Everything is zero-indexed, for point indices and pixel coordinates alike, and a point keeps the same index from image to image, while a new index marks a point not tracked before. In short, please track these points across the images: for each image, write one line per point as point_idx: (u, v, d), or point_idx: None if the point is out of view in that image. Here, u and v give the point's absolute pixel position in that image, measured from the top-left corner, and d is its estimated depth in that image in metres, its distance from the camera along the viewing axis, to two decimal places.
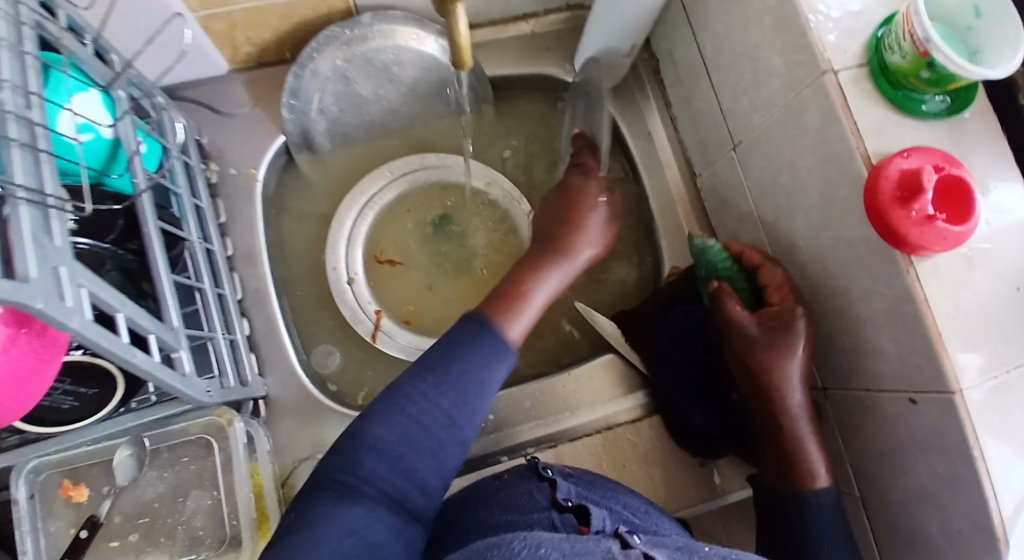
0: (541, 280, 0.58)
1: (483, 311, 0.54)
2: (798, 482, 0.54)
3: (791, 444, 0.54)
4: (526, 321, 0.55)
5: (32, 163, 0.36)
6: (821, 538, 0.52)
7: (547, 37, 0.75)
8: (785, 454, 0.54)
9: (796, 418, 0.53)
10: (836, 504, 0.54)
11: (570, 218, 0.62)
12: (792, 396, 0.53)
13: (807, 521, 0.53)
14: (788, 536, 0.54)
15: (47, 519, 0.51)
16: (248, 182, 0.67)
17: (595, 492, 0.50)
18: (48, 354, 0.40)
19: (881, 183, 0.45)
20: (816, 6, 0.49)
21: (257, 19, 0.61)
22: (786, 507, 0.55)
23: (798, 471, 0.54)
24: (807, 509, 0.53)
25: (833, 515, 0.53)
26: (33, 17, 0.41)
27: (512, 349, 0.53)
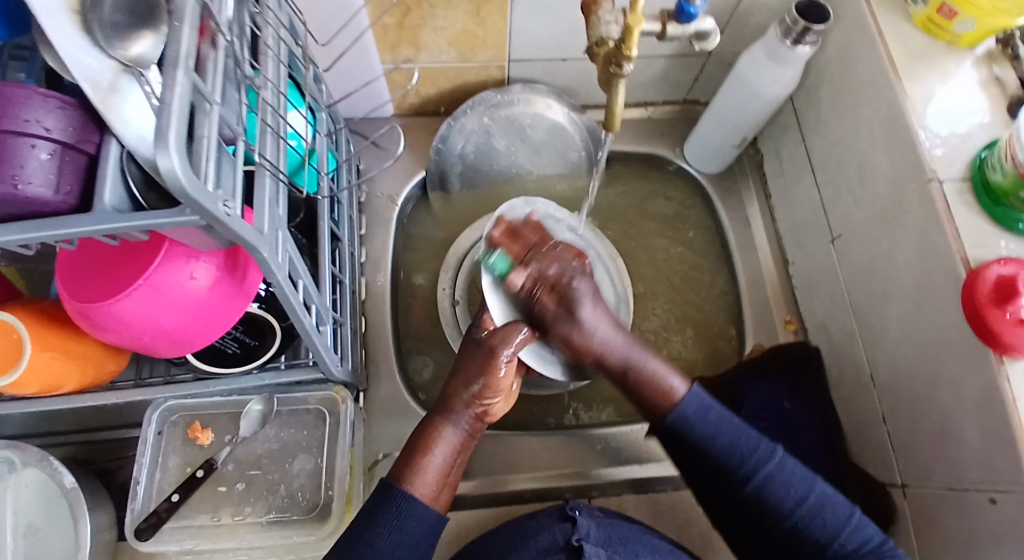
0: (436, 442, 0.55)
1: (391, 474, 0.53)
2: (662, 407, 0.55)
3: (629, 367, 0.57)
4: (434, 476, 0.54)
5: (275, 147, 0.45)
6: (718, 444, 0.53)
7: (662, 123, 0.85)
8: (636, 380, 0.56)
9: (624, 353, 0.57)
10: (706, 400, 0.54)
11: (471, 375, 0.57)
12: (603, 337, 0.57)
13: (701, 439, 0.53)
14: (716, 474, 0.54)
15: (167, 455, 0.58)
16: (389, 206, 0.77)
17: (614, 537, 0.54)
18: (235, 302, 0.48)
19: (977, 284, 0.49)
20: (926, 124, 0.55)
21: (430, 75, 0.74)
22: (679, 439, 0.55)
23: (655, 394, 0.55)
24: (691, 426, 0.54)
25: (706, 408, 0.54)
26: (288, 40, 0.51)
27: (428, 508, 0.52)
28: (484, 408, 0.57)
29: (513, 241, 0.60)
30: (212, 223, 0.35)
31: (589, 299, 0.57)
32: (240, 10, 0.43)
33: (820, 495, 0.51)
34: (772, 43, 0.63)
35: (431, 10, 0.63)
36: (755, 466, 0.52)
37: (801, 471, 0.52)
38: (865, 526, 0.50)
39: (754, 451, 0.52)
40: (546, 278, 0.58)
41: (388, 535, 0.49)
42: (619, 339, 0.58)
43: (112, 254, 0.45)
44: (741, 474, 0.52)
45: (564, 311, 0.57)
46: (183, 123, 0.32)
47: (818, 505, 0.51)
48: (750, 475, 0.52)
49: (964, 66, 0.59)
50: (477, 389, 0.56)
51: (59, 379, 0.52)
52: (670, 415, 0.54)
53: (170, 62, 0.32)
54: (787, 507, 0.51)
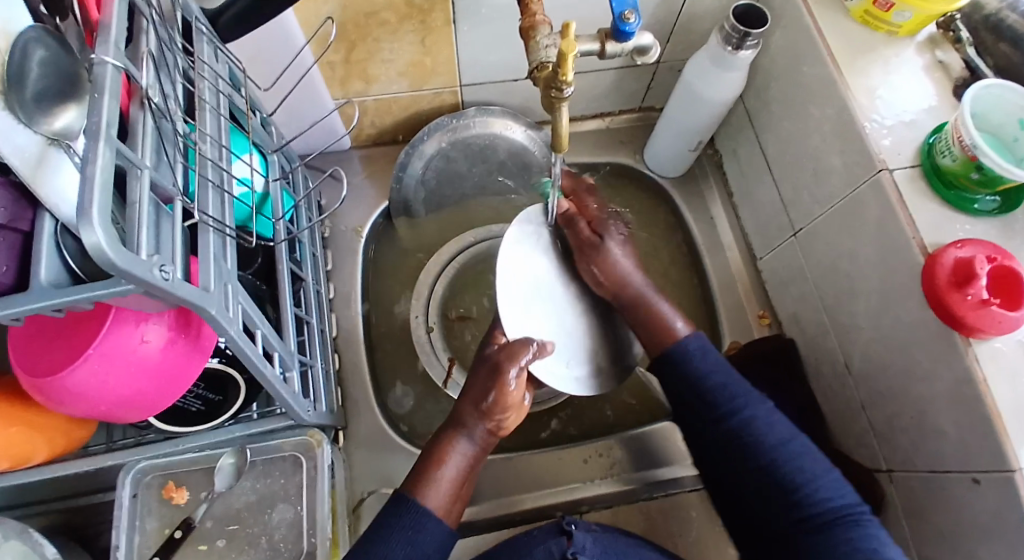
0: (449, 456, 0.54)
1: (403, 489, 0.53)
2: (665, 342, 0.57)
3: (639, 304, 0.59)
4: (448, 488, 0.53)
5: (219, 201, 0.44)
6: (712, 381, 0.54)
7: (621, 131, 0.85)
8: (642, 321, 0.59)
9: (641, 288, 0.60)
10: (705, 345, 0.56)
11: (480, 393, 0.55)
12: (626, 274, 0.60)
13: (695, 376, 0.54)
14: (701, 412, 0.54)
15: (144, 518, 0.57)
16: (355, 239, 0.77)
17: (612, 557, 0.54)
18: (195, 358, 0.47)
19: (936, 269, 0.49)
20: (871, 116, 0.56)
21: (384, 107, 0.74)
22: (675, 377, 0.56)
23: (658, 332, 0.58)
24: (690, 363, 0.55)
25: (705, 349, 0.56)
26: (226, 91, 0.50)
27: (440, 523, 0.51)
28: (496, 424, 0.56)
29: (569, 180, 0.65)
30: (150, 289, 0.34)
31: (617, 237, 0.61)
32: (169, 68, 0.42)
33: (800, 447, 0.51)
34: (715, 50, 0.64)
35: (377, 43, 0.63)
36: (741, 408, 0.52)
37: (786, 424, 0.52)
38: (840, 484, 0.49)
39: (742, 394, 0.53)
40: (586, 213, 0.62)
41: (400, 549, 0.49)
42: (637, 275, 0.60)
43: (61, 325, 0.44)
44: (723, 413, 0.53)
45: (596, 238, 0.60)
46: (106, 193, 0.31)
47: (798, 453, 0.50)
48: (735, 413, 0.52)
49: (905, 54, 0.59)
50: (488, 407, 0.55)
51: (29, 450, 0.51)
52: (670, 350, 0.56)
53: (92, 135, 0.31)
54: (767, 448, 0.50)
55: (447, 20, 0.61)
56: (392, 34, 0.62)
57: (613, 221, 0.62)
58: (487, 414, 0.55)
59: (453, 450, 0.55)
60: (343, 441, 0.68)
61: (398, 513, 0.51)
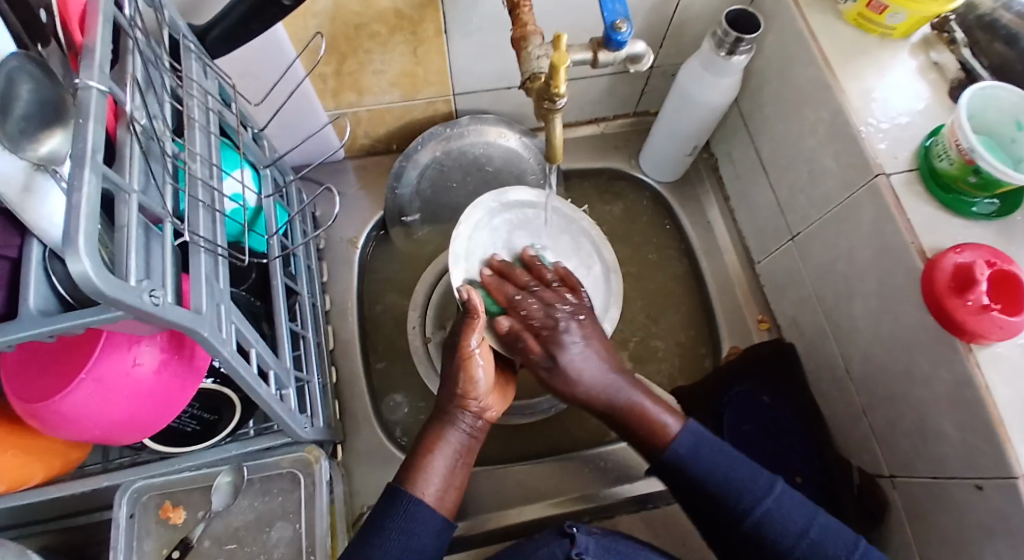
0: (437, 445, 0.54)
1: (394, 484, 0.52)
2: (656, 444, 0.54)
3: (618, 408, 0.56)
4: (437, 478, 0.53)
5: (210, 220, 0.44)
6: (716, 478, 0.52)
7: (615, 136, 0.85)
8: (629, 423, 0.55)
9: (613, 392, 0.56)
10: (700, 435, 0.54)
11: (455, 379, 0.55)
12: (591, 376, 0.56)
13: (694, 479, 0.52)
14: (710, 509, 0.52)
15: (142, 538, 0.56)
16: (350, 250, 0.76)
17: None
18: (189, 379, 0.47)
19: (935, 274, 0.49)
20: (867, 120, 0.56)
21: (376, 118, 0.74)
22: (676, 479, 0.53)
23: (646, 430, 0.55)
24: (688, 465, 0.53)
25: (701, 443, 0.54)
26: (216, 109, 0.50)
27: (434, 512, 0.51)
28: (478, 407, 0.56)
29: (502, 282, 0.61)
30: (140, 315, 0.34)
31: (575, 339, 0.57)
32: (155, 88, 0.42)
33: (822, 528, 0.49)
34: (708, 54, 0.63)
35: (369, 55, 0.62)
36: (752, 505, 0.50)
37: (800, 502, 0.51)
38: (875, 557, 0.48)
39: (750, 485, 0.51)
40: (532, 325, 0.57)
41: (397, 539, 0.49)
42: (604, 378, 0.56)
43: (54, 350, 0.43)
44: (739, 511, 0.50)
45: (551, 355, 0.56)
46: (94, 221, 0.30)
47: (819, 540, 0.49)
48: (747, 513, 0.50)
49: (901, 56, 0.59)
50: (463, 390, 0.55)
51: (26, 474, 0.50)
52: (667, 455, 0.53)
53: (77, 161, 0.31)
54: (785, 549, 0.49)
55: (438, 30, 0.61)
56: (383, 45, 0.61)
57: (563, 323, 0.57)
58: (467, 399, 0.55)
59: (440, 439, 0.54)
60: (341, 455, 0.68)
61: (396, 527, 0.50)
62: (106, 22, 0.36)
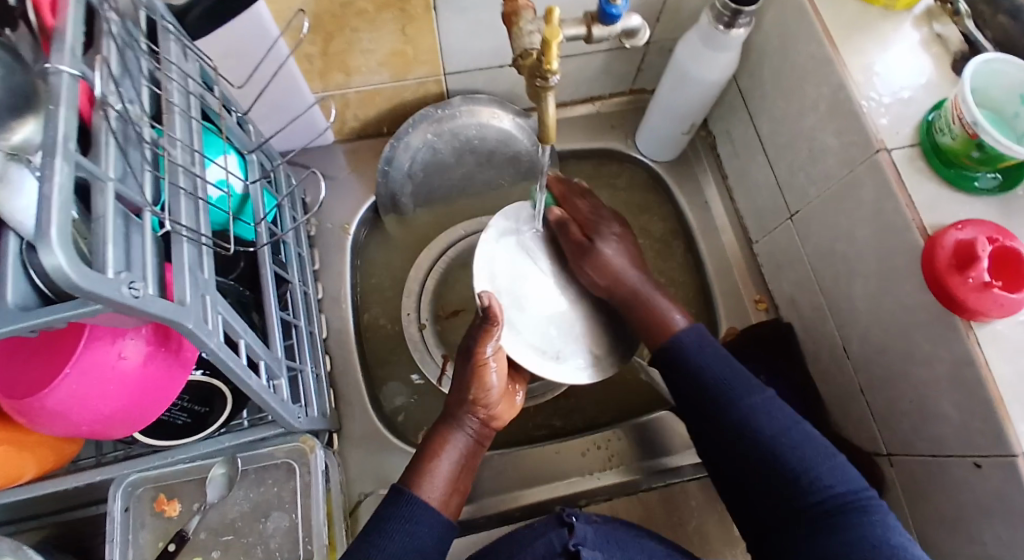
0: (444, 448, 0.54)
1: (398, 484, 0.52)
2: (659, 335, 0.58)
3: (636, 299, 0.60)
4: (443, 482, 0.52)
5: (193, 209, 0.42)
6: (710, 375, 0.55)
7: (611, 115, 0.83)
8: (637, 308, 0.60)
9: (638, 285, 0.60)
10: (704, 336, 0.57)
11: (464, 384, 0.55)
12: (625, 271, 0.61)
13: (692, 371, 0.55)
14: (700, 402, 0.55)
15: (137, 531, 0.55)
16: (341, 236, 0.75)
17: (615, 544, 0.53)
18: (178, 371, 0.46)
19: (936, 252, 0.48)
20: (869, 94, 0.54)
21: (365, 100, 0.72)
22: (675, 371, 0.57)
23: (655, 326, 0.59)
24: (689, 357, 0.56)
25: (703, 342, 0.57)
26: (197, 92, 0.48)
27: (439, 514, 0.51)
28: (487, 413, 0.56)
29: (560, 187, 0.67)
30: (121, 308, 0.33)
31: (610, 238, 0.62)
32: (131, 71, 0.40)
33: (800, 434, 0.51)
34: (705, 28, 0.61)
35: (355, 33, 0.60)
36: (740, 399, 0.53)
37: (785, 411, 0.53)
38: (847, 471, 0.49)
39: (741, 384, 0.54)
40: (578, 218, 0.64)
41: (400, 540, 0.48)
42: (633, 273, 0.61)
43: (36, 344, 0.42)
44: (728, 403, 0.53)
45: (588, 243, 0.62)
46: (67, 213, 0.29)
47: (798, 439, 0.51)
48: (735, 403, 0.53)
49: (904, 28, 0.57)
50: (474, 395, 0.55)
51: (19, 469, 0.49)
52: (667, 346, 0.57)
53: (48, 149, 0.29)
54: (767, 438, 0.51)
55: (427, 6, 0.59)
56: (371, 23, 0.59)
57: (605, 222, 0.63)
58: (476, 403, 0.55)
59: (449, 442, 0.54)
60: (337, 444, 0.67)
61: (393, 513, 0.49)
62: (76, 3, 0.34)
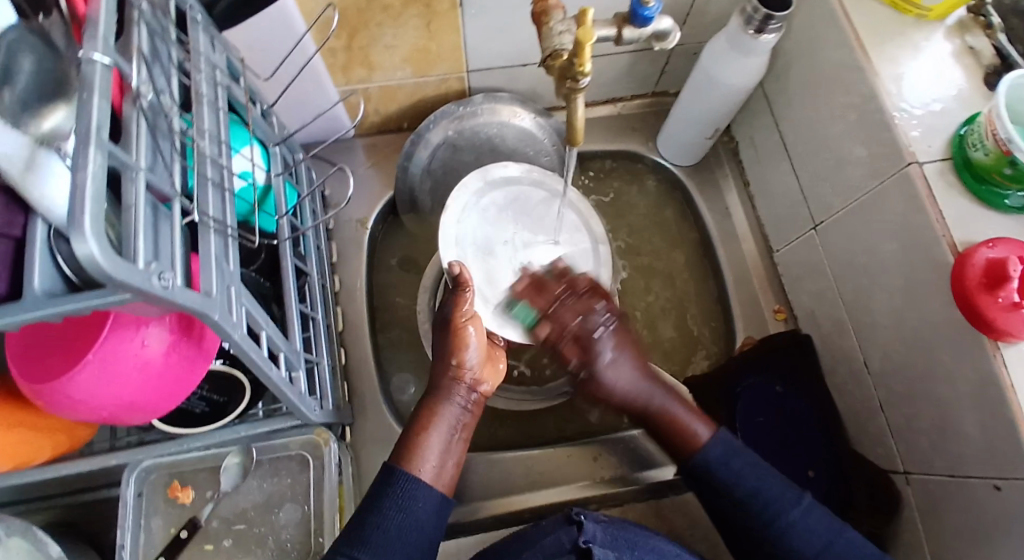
0: (433, 421, 0.54)
1: (388, 461, 0.52)
2: (684, 449, 0.54)
3: (651, 412, 0.56)
4: (433, 454, 0.52)
5: (220, 200, 0.42)
6: (742, 488, 0.51)
7: (633, 118, 0.82)
8: (656, 425, 0.56)
9: (646, 396, 0.56)
10: (730, 446, 0.53)
11: (447, 353, 0.55)
12: (628, 387, 0.56)
13: (722, 486, 0.52)
14: (735, 518, 0.52)
15: (149, 516, 0.56)
16: (359, 230, 0.75)
17: (626, 541, 0.53)
18: (198, 362, 0.46)
19: (966, 269, 0.47)
20: (900, 106, 0.54)
21: (388, 95, 0.72)
22: (701, 482, 0.53)
23: (678, 439, 0.54)
24: (715, 472, 0.52)
25: (730, 454, 0.53)
26: (224, 82, 0.48)
27: (433, 489, 0.51)
28: (473, 380, 0.56)
29: (536, 295, 0.59)
30: (148, 299, 0.32)
31: (610, 343, 0.55)
32: (161, 60, 0.40)
33: (847, 542, 0.48)
34: (734, 32, 0.61)
35: (378, 29, 0.60)
36: (777, 517, 0.50)
37: (825, 520, 0.50)
38: None
39: (779, 497, 0.50)
40: (568, 332, 0.55)
41: (394, 516, 0.48)
42: (638, 384, 0.56)
43: (61, 332, 0.42)
44: (764, 519, 0.50)
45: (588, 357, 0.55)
46: (99, 203, 0.29)
47: (843, 552, 0.48)
48: (771, 521, 0.50)
49: (937, 40, 0.56)
50: (457, 361, 0.55)
51: (31, 454, 0.50)
52: (694, 462, 0.53)
53: (81, 138, 0.29)
54: (811, 556, 0.48)
55: (453, 3, 0.58)
56: (395, 19, 0.59)
57: (598, 330, 0.55)
58: (459, 375, 0.55)
59: (433, 414, 0.54)
60: (349, 438, 0.68)
61: None
62: None
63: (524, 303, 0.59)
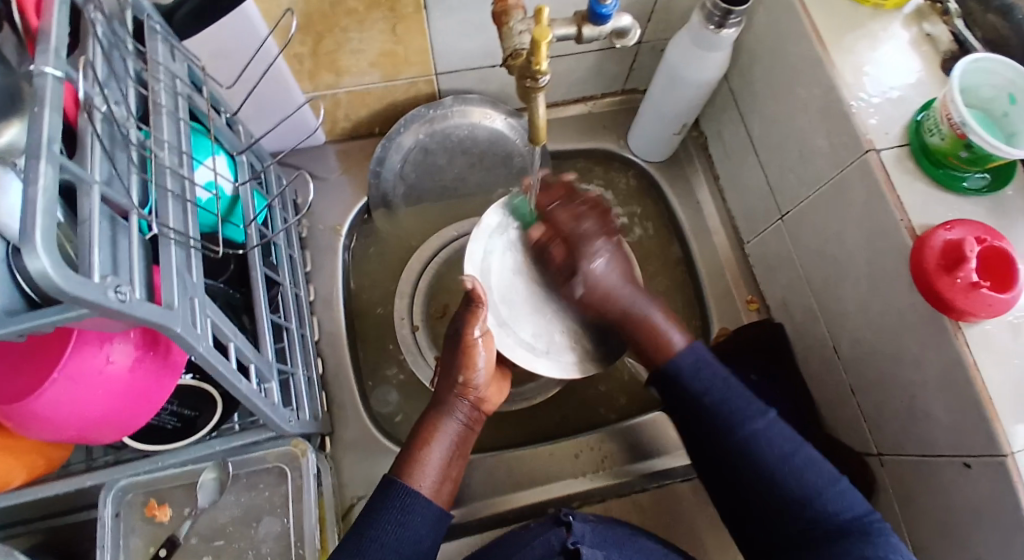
0: (435, 435, 0.54)
1: (387, 477, 0.51)
2: (657, 355, 0.57)
3: (628, 317, 0.58)
4: (435, 469, 0.52)
5: (181, 211, 0.42)
6: (710, 398, 0.54)
7: (603, 116, 0.83)
8: (633, 329, 0.58)
9: (629, 301, 0.59)
10: (703, 356, 0.56)
11: (455, 367, 0.56)
12: (616, 289, 0.59)
13: (689, 394, 0.55)
14: (704, 428, 0.54)
15: (127, 536, 0.55)
16: (332, 238, 0.74)
17: (612, 541, 0.53)
18: (167, 376, 0.45)
19: (924, 253, 0.48)
20: (859, 95, 0.54)
21: (357, 101, 0.72)
22: (671, 392, 0.56)
23: (653, 344, 0.57)
24: (687, 378, 0.55)
25: (702, 363, 0.56)
26: (185, 93, 0.48)
27: (432, 503, 0.51)
28: (477, 395, 0.56)
29: (547, 192, 0.61)
30: (107, 312, 0.32)
31: (602, 254, 0.58)
32: (117, 73, 0.40)
33: (806, 458, 0.51)
34: (696, 30, 0.61)
35: (344, 33, 0.60)
36: (741, 426, 0.52)
37: (789, 434, 0.52)
38: (849, 492, 0.49)
39: (743, 409, 0.53)
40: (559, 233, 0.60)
41: (393, 531, 0.48)
42: (624, 288, 0.59)
43: (24, 350, 0.42)
44: (730, 427, 0.52)
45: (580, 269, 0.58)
46: (51, 216, 0.28)
47: (803, 465, 0.51)
48: (736, 428, 0.52)
49: (893, 28, 0.57)
50: (463, 377, 0.55)
51: (6, 476, 0.49)
52: (664, 368, 0.56)
53: (31, 151, 0.29)
54: (770, 466, 0.51)
55: (416, 7, 0.58)
56: (360, 23, 0.59)
57: (590, 238, 0.58)
58: (465, 390, 0.55)
59: (437, 428, 0.54)
60: (329, 447, 0.67)
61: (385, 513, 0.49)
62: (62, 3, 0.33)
63: (527, 206, 0.65)
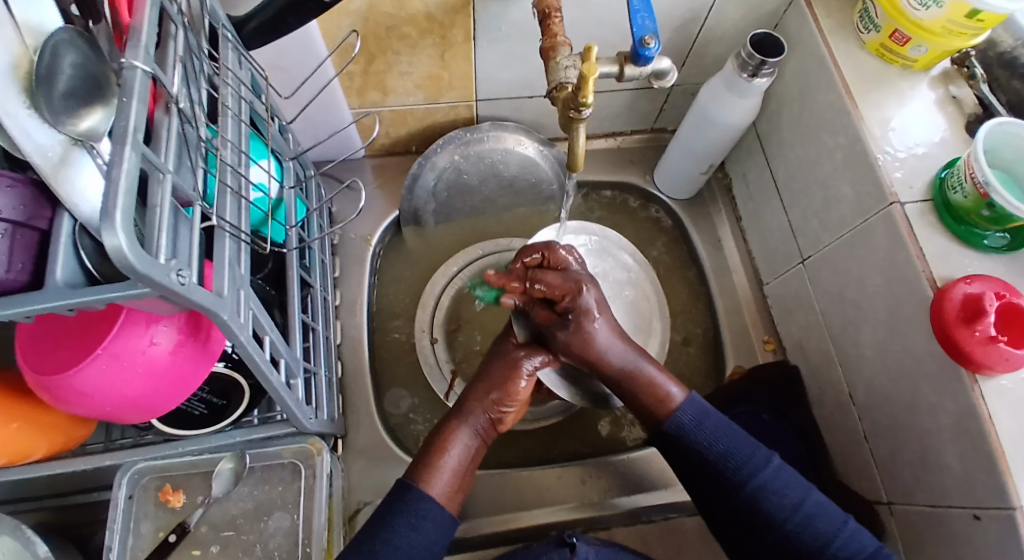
0: (450, 442, 0.54)
1: (401, 482, 0.52)
2: (659, 412, 0.56)
3: (625, 375, 0.57)
4: (450, 476, 0.53)
5: (235, 206, 0.44)
6: (716, 448, 0.53)
7: (631, 151, 0.86)
8: (632, 388, 0.57)
9: (624, 359, 0.57)
10: (703, 408, 0.55)
11: (498, 384, 0.58)
12: (609, 351, 0.57)
13: (695, 448, 0.54)
14: (710, 479, 0.53)
15: (139, 520, 0.56)
16: (363, 247, 0.77)
17: None
18: (202, 362, 0.47)
19: (944, 305, 0.49)
20: (885, 148, 0.56)
21: (398, 120, 0.75)
22: (674, 447, 0.55)
23: (653, 399, 0.56)
24: (688, 432, 0.54)
25: (703, 415, 0.55)
26: (248, 98, 0.51)
27: (443, 510, 0.51)
28: (499, 416, 0.58)
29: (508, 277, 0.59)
30: (166, 294, 0.34)
31: (593, 309, 0.57)
32: (194, 72, 0.43)
33: (816, 503, 0.51)
34: (730, 75, 0.64)
35: (395, 56, 0.63)
36: (750, 476, 0.52)
37: (797, 480, 0.52)
38: (860, 535, 0.50)
39: (750, 458, 0.52)
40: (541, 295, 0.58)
41: (406, 534, 0.49)
42: (620, 349, 0.57)
43: (70, 324, 0.44)
44: (736, 482, 0.52)
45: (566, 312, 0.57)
46: (130, 199, 0.30)
47: (813, 511, 0.50)
48: (744, 485, 0.52)
49: (920, 88, 0.60)
50: (499, 396, 0.57)
51: (28, 450, 0.50)
52: (668, 421, 0.55)
53: (118, 139, 0.31)
54: (779, 520, 0.50)
55: (466, 36, 0.62)
56: (411, 48, 0.63)
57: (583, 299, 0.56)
58: (496, 407, 0.57)
59: (452, 442, 0.54)
60: (341, 450, 0.68)
61: (399, 512, 0.50)
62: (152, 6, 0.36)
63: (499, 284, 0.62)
